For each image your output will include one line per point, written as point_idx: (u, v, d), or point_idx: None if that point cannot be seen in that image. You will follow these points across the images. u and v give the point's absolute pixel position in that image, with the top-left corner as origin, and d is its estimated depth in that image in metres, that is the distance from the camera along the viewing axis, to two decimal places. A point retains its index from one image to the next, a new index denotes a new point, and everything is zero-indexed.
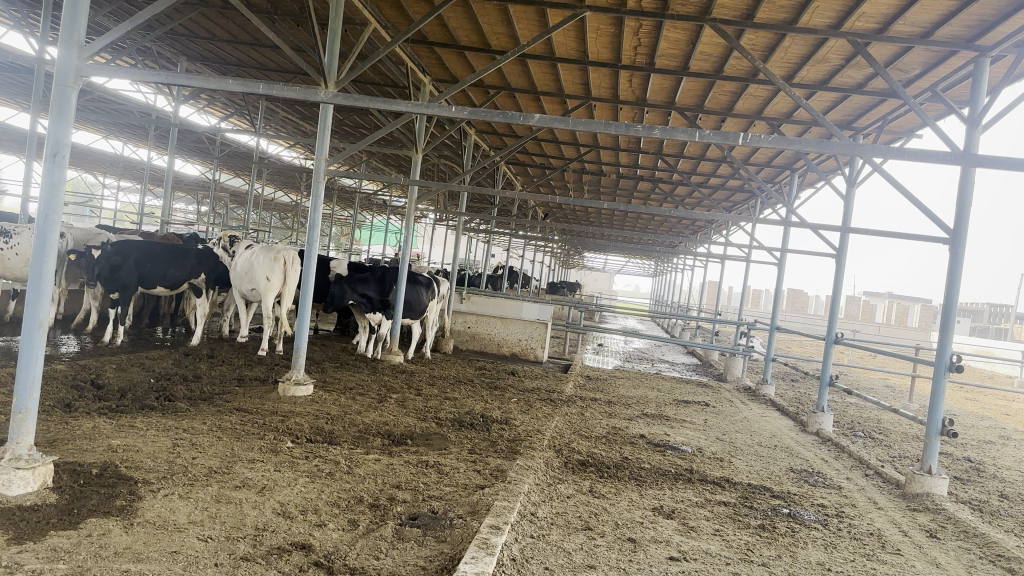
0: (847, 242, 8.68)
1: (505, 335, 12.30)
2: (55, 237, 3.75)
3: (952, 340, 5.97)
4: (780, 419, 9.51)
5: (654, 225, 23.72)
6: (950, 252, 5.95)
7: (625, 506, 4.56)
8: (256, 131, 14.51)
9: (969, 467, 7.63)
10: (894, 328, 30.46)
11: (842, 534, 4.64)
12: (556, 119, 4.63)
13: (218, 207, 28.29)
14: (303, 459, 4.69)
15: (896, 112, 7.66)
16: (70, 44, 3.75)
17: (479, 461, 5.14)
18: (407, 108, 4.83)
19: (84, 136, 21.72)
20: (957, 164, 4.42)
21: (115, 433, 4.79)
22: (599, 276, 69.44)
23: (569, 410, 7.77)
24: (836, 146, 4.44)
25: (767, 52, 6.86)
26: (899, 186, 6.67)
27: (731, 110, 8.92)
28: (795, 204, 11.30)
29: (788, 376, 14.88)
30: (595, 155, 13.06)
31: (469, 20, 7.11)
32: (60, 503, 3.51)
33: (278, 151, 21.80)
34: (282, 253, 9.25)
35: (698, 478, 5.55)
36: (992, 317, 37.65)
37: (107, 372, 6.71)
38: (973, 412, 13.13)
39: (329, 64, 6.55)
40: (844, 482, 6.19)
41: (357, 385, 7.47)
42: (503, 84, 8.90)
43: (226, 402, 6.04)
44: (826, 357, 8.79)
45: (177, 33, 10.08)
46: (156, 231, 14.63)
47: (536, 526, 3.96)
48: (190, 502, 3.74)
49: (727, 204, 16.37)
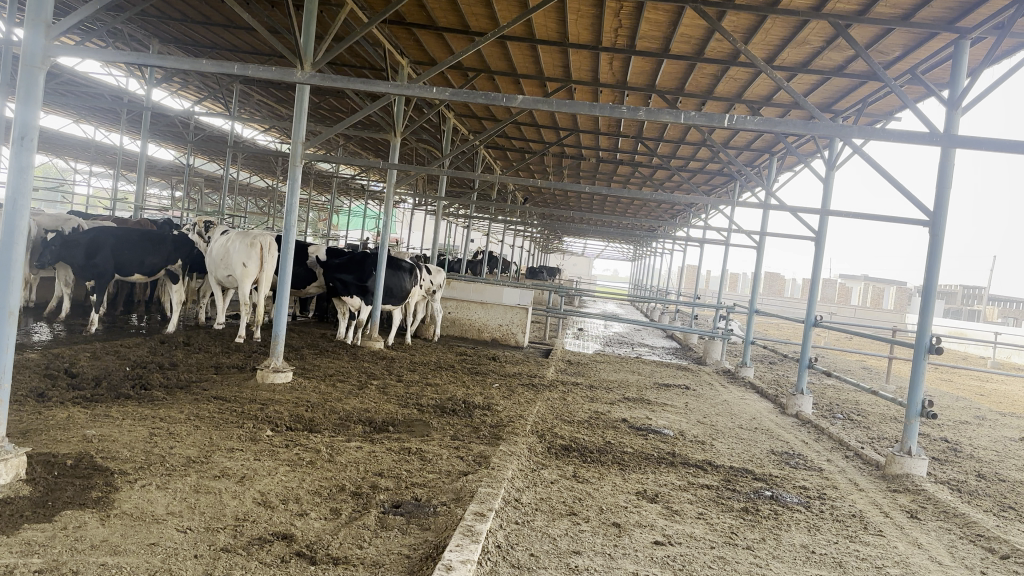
0: (826, 225, 8.70)
1: (485, 319, 12.29)
2: (24, 222, 3.62)
3: (931, 321, 5.99)
4: (759, 401, 9.56)
5: (633, 209, 23.74)
6: (929, 234, 5.97)
7: (609, 491, 4.54)
8: (231, 115, 14.29)
9: (947, 448, 7.70)
10: (870, 310, 30.80)
11: (825, 516, 4.66)
12: (538, 100, 4.57)
13: (193, 192, 27.96)
14: (284, 448, 4.62)
15: (875, 94, 7.68)
16: (37, 24, 3.64)
17: (463, 447, 5.10)
18: (387, 89, 4.75)
19: (54, 120, 21.32)
20: (941, 146, 4.41)
21: (90, 423, 4.70)
22: (578, 261, 69.55)
23: (551, 394, 7.75)
24: (819, 127, 4.43)
25: (747, 34, 6.83)
26: (879, 169, 6.68)
27: (711, 93, 8.90)
28: (773, 187, 11.33)
29: (767, 358, 14.98)
30: (574, 139, 13.01)
31: (448, 2, 7.02)
32: (33, 495, 3.42)
33: (254, 136, 21.52)
34: (258, 239, 9.12)
35: (681, 461, 5.56)
36: (964, 299, 38.14)
37: (81, 360, 6.59)
38: (949, 393, 13.28)
39: (305, 45, 6.43)
40: (824, 464, 6.22)
41: (337, 371, 7.41)
42: (482, 66, 8.81)
43: (203, 391, 5.96)
44: (806, 339, 8.81)
45: (148, 14, 9.89)
46: (130, 216, 14.38)
47: (521, 512, 3.94)
48: (168, 493, 3.67)
49: (705, 188, 16.40)
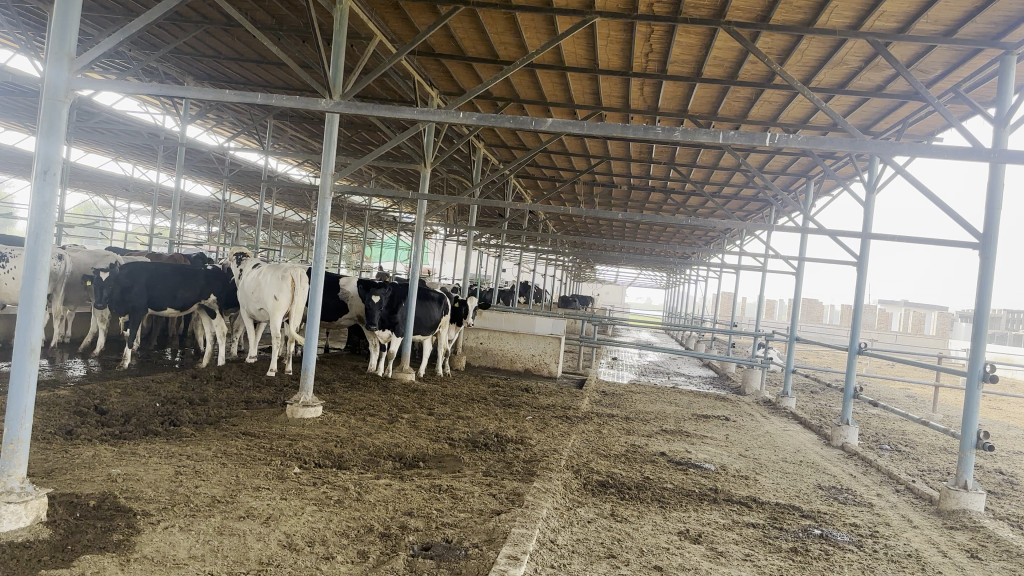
0: (868, 248, 8.43)
1: (518, 350, 12.09)
2: (47, 257, 3.58)
3: (985, 348, 5.71)
4: (803, 433, 9.23)
5: (666, 236, 23.55)
6: (980, 257, 5.73)
7: (649, 531, 4.32)
8: (265, 149, 14.40)
9: (1003, 480, 7.33)
10: (912, 337, 29.96)
11: (879, 556, 4.39)
12: (568, 123, 4.46)
13: (228, 226, 28.33)
14: (311, 486, 4.48)
15: (917, 114, 7.47)
16: (60, 58, 3.60)
17: (495, 484, 4.93)
18: (414, 116, 4.66)
19: (94, 158, 21.73)
20: (992, 162, 4.20)
21: (115, 462, 4.61)
22: (611, 290, 69.15)
23: (586, 427, 7.53)
24: (863, 147, 4.25)
25: (783, 55, 6.67)
26: (924, 190, 6.45)
27: (745, 117, 8.75)
28: (811, 211, 11.09)
29: (808, 387, 14.55)
30: (606, 167, 12.93)
31: (477, 30, 6.96)
32: (53, 538, 3.31)
33: (288, 170, 21.79)
34: (289, 272, 9.08)
35: (724, 498, 5.31)
36: (1009, 323, 37.00)
37: (111, 397, 6.53)
38: (1000, 422, 12.73)
39: (334, 77, 6.36)
40: (875, 499, 5.93)
41: (368, 405, 7.28)
42: (511, 95, 8.77)
43: (232, 426, 5.86)
44: (851, 368, 8.43)
45: (182, 51, 9.98)
46: (165, 252, 14.46)
47: (557, 555, 3.74)
48: (190, 535, 3.54)
49: (740, 213, 16.19)
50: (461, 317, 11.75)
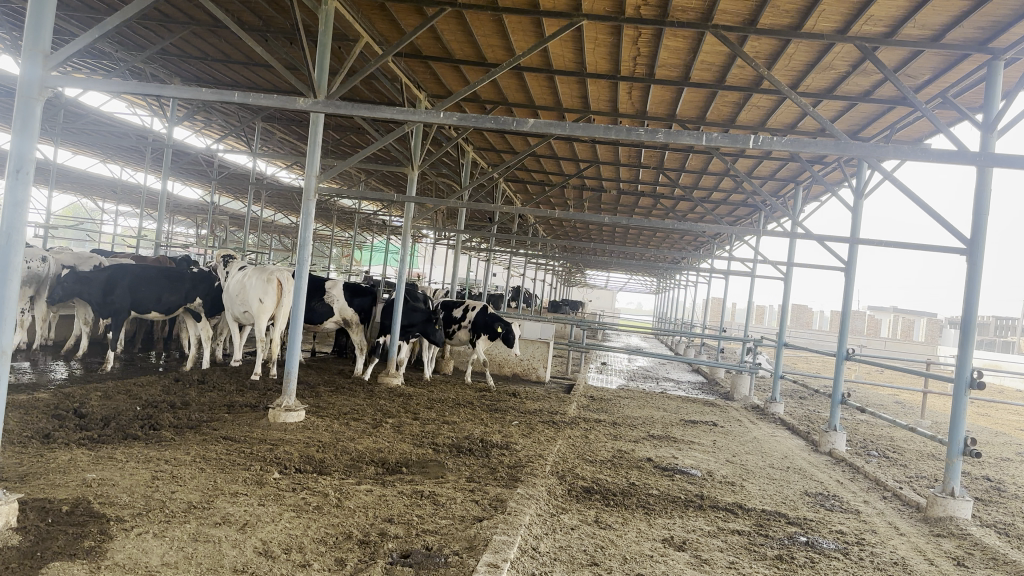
0: (856, 254, 8.42)
1: (505, 354, 12.06)
2: (18, 258, 3.50)
3: (972, 354, 5.69)
4: (791, 439, 9.19)
5: (656, 240, 23.59)
6: (967, 262, 5.71)
7: (633, 538, 4.27)
8: (253, 151, 14.33)
9: (990, 487, 7.31)
10: (901, 343, 30.07)
11: (865, 564, 4.34)
12: (550, 124, 4.44)
13: (218, 230, 28.20)
14: (290, 492, 4.41)
15: (904, 119, 7.47)
16: (33, 54, 3.54)
17: (478, 489, 4.87)
18: (394, 114, 4.59)
19: (81, 161, 21.59)
20: (979, 165, 4.18)
21: (91, 466, 4.53)
22: (602, 295, 69.10)
23: (572, 432, 7.47)
24: (850, 150, 4.22)
25: (771, 59, 6.66)
26: (912, 196, 6.43)
27: (734, 122, 8.75)
28: (799, 216, 11.09)
29: (798, 393, 14.52)
30: (595, 171, 12.93)
31: (464, 32, 6.92)
32: (22, 545, 3.23)
33: (277, 173, 21.70)
34: (274, 274, 8.99)
35: (709, 505, 5.26)
36: (996, 329, 37.18)
37: (91, 400, 6.43)
38: (989, 429, 12.72)
39: (319, 78, 6.30)
40: (862, 506, 5.90)
41: (352, 410, 7.21)
42: (499, 98, 8.74)
43: (213, 431, 5.78)
44: (838, 375, 8.39)
45: (169, 52, 9.90)
46: (151, 255, 14.34)
47: (538, 562, 3.68)
48: (164, 542, 3.46)
49: (729, 219, 16.20)
50: (511, 342, 11.43)
